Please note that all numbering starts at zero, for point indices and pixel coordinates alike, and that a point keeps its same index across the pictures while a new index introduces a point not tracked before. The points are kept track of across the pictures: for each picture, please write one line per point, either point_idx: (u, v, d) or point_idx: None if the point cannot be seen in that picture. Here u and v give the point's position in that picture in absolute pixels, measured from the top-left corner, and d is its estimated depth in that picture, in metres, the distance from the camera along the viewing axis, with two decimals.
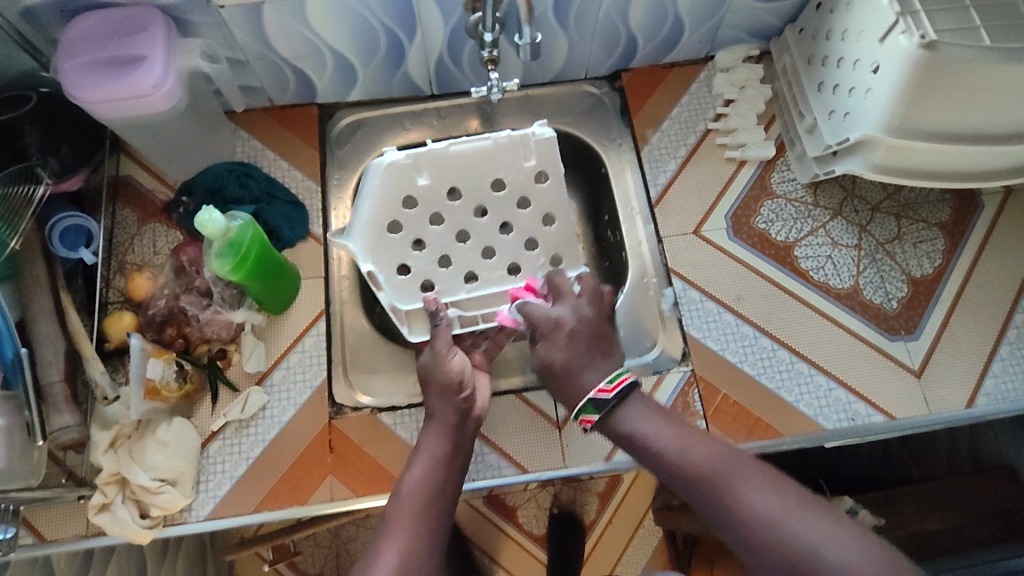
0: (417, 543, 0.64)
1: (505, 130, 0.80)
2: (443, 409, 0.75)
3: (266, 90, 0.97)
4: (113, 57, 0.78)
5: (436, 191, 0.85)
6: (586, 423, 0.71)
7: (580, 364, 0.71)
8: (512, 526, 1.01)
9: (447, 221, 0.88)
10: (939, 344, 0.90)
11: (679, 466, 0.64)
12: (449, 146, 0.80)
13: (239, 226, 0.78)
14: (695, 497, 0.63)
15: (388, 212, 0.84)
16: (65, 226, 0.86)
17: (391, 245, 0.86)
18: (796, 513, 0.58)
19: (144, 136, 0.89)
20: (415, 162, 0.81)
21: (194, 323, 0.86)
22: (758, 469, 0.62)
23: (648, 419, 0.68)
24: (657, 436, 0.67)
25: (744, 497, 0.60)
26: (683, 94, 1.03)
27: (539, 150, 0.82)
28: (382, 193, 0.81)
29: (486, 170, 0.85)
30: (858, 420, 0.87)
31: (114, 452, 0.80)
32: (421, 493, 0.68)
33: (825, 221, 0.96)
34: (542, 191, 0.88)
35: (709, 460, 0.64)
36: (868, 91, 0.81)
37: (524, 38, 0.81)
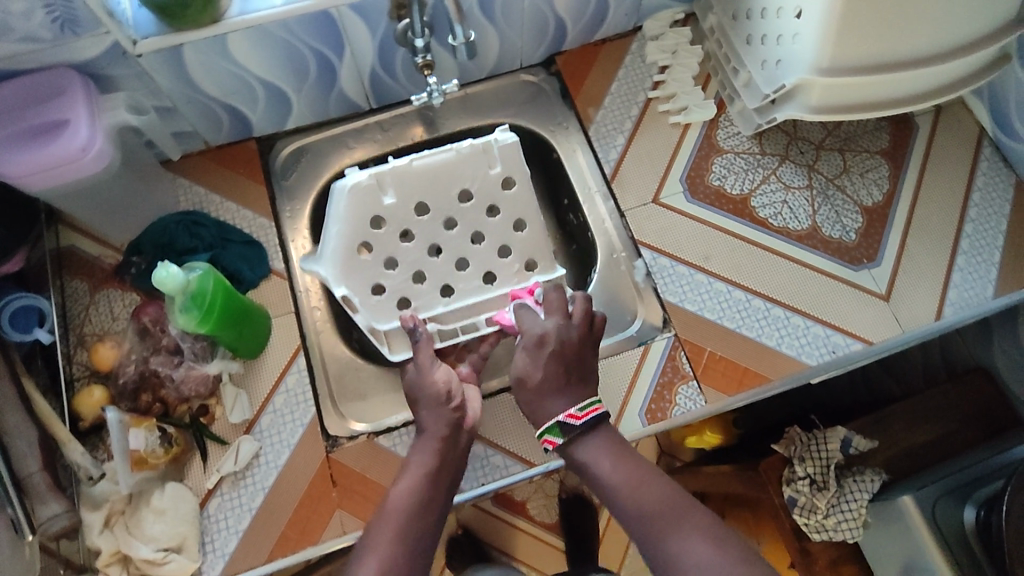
0: (396, 557, 0.63)
1: (466, 139, 0.83)
2: (433, 420, 0.74)
3: (200, 133, 0.94)
4: (37, 125, 0.75)
5: (404, 208, 0.85)
6: (549, 443, 0.71)
7: (550, 390, 0.71)
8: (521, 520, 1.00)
9: (418, 238, 0.86)
10: (900, 265, 0.94)
11: (624, 506, 0.65)
12: (410, 161, 0.82)
13: (199, 276, 0.75)
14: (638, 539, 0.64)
15: (358, 233, 0.84)
16: (15, 308, 0.84)
17: (364, 268, 0.86)
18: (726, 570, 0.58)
19: (80, 202, 0.85)
20: (377, 181, 0.82)
21: (169, 383, 0.83)
22: (694, 521, 0.62)
23: (605, 456, 0.68)
24: (609, 473, 0.67)
25: (681, 547, 0.60)
26: (619, 68, 1.05)
27: (503, 157, 0.84)
28: (350, 216, 0.83)
29: (452, 181, 0.85)
30: (839, 351, 0.89)
31: (110, 531, 0.77)
32: (405, 505, 0.67)
33: (775, 167, 0.99)
34: (512, 197, 0.87)
35: (657, 501, 0.64)
36: (796, 36, 0.84)
37: (458, 38, 0.82)
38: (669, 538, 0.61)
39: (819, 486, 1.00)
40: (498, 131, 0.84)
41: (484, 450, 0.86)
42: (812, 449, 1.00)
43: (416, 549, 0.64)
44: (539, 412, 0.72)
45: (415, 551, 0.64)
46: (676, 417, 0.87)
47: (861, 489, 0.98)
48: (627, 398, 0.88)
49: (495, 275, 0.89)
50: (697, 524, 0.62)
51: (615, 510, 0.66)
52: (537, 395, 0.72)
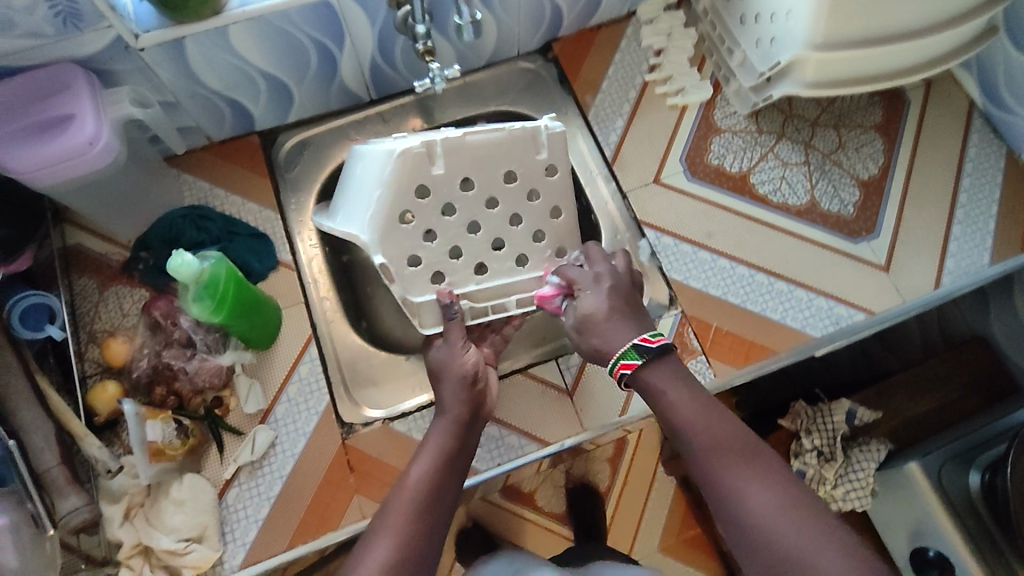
0: (410, 535, 0.63)
1: (519, 121, 0.82)
2: (454, 403, 0.76)
3: (203, 128, 0.95)
4: (42, 121, 0.75)
5: (449, 180, 0.83)
6: (625, 369, 0.71)
7: (618, 319, 0.75)
8: (529, 510, 1.01)
9: (459, 212, 0.85)
10: (898, 236, 0.96)
11: (697, 439, 0.67)
12: (463, 135, 0.81)
13: (211, 263, 0.76)
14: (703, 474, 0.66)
15: (399, 203, 0.82)
16: (25, 306, 0.83)
17: (401, 237, 0.84)
18: (785, 517, 0.59)
19: (87, 198, 0.85)
20: (428, 151, 0.81)
21: (182, 376, 0.83)
22: (760, 466, 0.63)
23: (676, 388, 0.70)
24: (682, 404, 0.69)
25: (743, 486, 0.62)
26: (615, 53, 1.06)
27: (550, 145, 0.85)
28: (394, 182, 0.81)
29: (499, 162, 0.84)
30: (841, 322, 0.91)
31: (130, 523, 0.78)
32: (422, 484, 0.68)
33: (772, 145, 1.01)
34: (553, 184, 0.88)
35: (729, 438, 0.66)
36: (789, 13, 0.85)
37: (466, 17, 0.85)
38: (732, 478, 0.63)
39: (826, 457, 1.01)
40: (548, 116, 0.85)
41: (498, 431, 0.86)
42: (819, 422, 1.02)
43: (430, 528, 0.65)
44: (611, 343, 0.73)
45: (430, 530, 0.65)
46: None
47: (867, 459, 1.00)
48: None
49: (528, 258, 0.89)
50: (764, 468, 0.63)
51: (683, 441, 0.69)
52: (606, 327, 0.74)
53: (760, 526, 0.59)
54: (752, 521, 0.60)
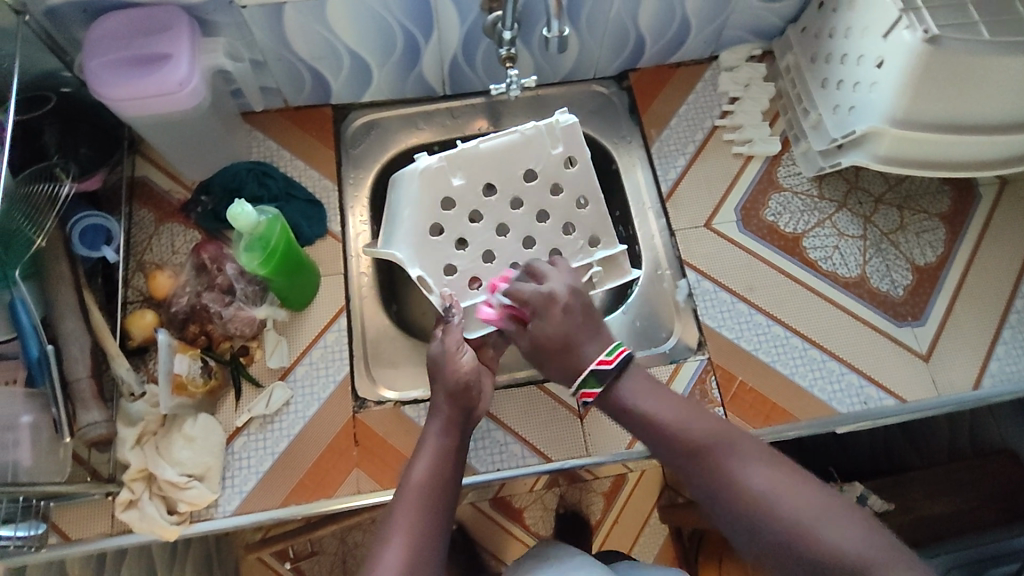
0: (417, 537, 0.65)
1: (530, 121, 0.84)
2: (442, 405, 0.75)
3: (282, 91, 0.99)
4: (142, 55, 0.80)
5: (471, 189, 0.88)
6: (587, 396, 0.74)
7: (580, 338, 0.74)
8: (518, 526, 1.14)
9: (486, 217, 0.91)
10: (945, 328, 0.93)
11: (675, 438, 0.67)
12: (478, 143, 0.85)
13: (267, 222, 0.79)
14: (688, 467, 0.65)
15: (430, 215, 0.88)
16: (85, 225, 0.88)
17: (435, 248, 0.90)
18: (792, 493, 0.59)
19: (164, 135, 0.89)
20: (448, 164, 0.85)
21: (217, 320, 0.86)
22: (749, 442, 0.64)
23: (649, 396, 0.70)
24: (657, 406, 0.69)
25: (737, 468, 0.62)
26: (689, 93, 1.07)
27: (565, 137, 0.87)
28: (421, 199, 0.86)
29: (519, 162, 0.88)
30: (870, 403, 0.89)
31: (140, 448, 0.80)
32: (425, 485, 0.69)
33: (831, 213, 0.99)
34: (574, 176, 0.91)
35: (705, 430, 0.66)
36: (873, 85, 0.85)
37: (552, 31, 0.82)
38: (729, 458, 0.63)
39: None
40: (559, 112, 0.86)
41: (504, 438, 0.87)
42: None
43: (440, 524, 0.68)
44: (571, 364, 0.74)
45: (435, 528, 0.67)
46: None
47: None
48: None
49: (563, 251, 0.93)
50: (756, 449, 0.64)
51: (660, 444, 0.68)
52: (563, 348, 0.74)
53: (761, 502, 0.59)
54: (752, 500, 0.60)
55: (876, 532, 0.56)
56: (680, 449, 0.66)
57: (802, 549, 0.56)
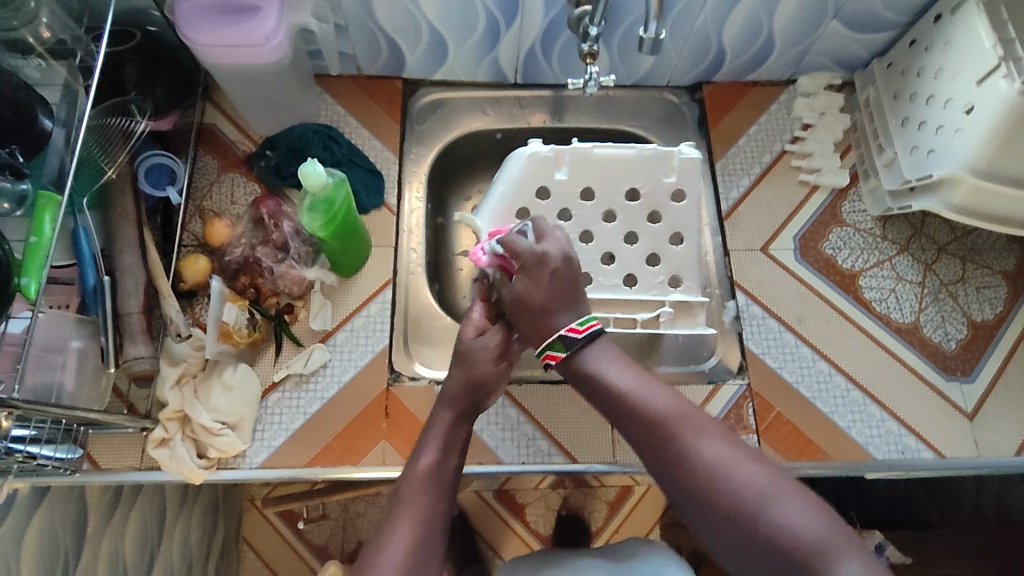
0: (424, 532, 0.66)
1: (650, 143, 0.87)
2: (455, 380, 0.77)
3: (357, 59, 1.00)
4: (233, 3, 0.80)
5: (571, 188, 0.90)
6: (552, 359, 0.73)
7: (554, 305, 0.73)
8: (518, 522, 1.20)
9: (574, 219, 0.90)
10: (994, 389, 0.91)
11: (636, 415, 0.67)
12: (592, 147, 0.87)
13: (333, 184, 0.78)
14: (645, 441, 0.66)
15: (521, 200, 0.89)
16: (151, 163, 0.90)
17: (512, 231, 0.89)
18: (739, 469, 0.61)
19: (240, 86, 0.90)
20: (558, 157, 0.88)
21: (267, 275, 0.86)
22: (708, 421, 0.65)
23: (615, 366, 0.71)
24: (621, 377, 0.69)
25: (692, 446, 0.63)
26: (762, 113, 1.05)
27: (682, 169, 0.88)
28: (518, 181, 0.88)
29: (624, 177, 0.89)
30: (908, 453, 0.87)
31: (179, 389, 0.81)
32: (431, 479, 0.70)
33: (892, 255, 0.97)
34: (679, 210, 0.89)
35: (662, 408, 0.66)
36: (958, 131, 0.83)
37: (648, 33, 0.80)
38: (686, 436, 0.64)
39: None
40: (683, 146, 0.88)
41: (533, 432, 0.87)
42: None
43: (437, 518, 0.68)
44: (540, 327, 0.73)
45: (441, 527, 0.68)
46: None
47: None
48: None
49: (637, 279, 0.91)
50: (716, 430, 0.65)
51: (618, 418, 0.69)
52: (542, 312, 0.73)
53: (712, 477, 0.61)
54: (705, 478, 0.61)
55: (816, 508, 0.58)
56: (640, 424, 0.67)
57: (743, 523, 0.58)
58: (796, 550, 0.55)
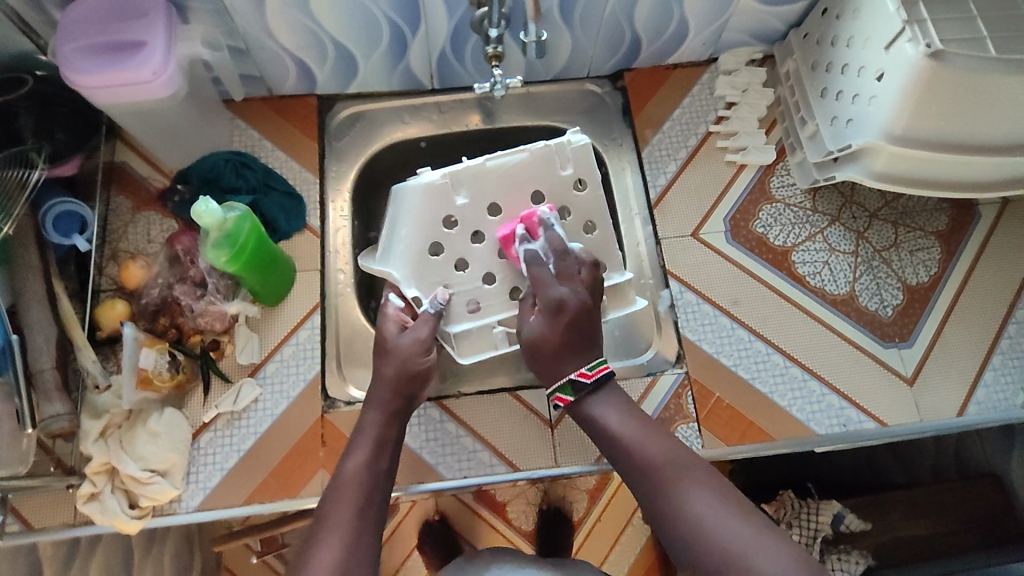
0: (351, 531, 0.67)
1: (539, 140, 0.81)
2: (383, 394, 0.76)
3: (265, 80, 0.97)
4: (115, 42, 0.77)
5: (477, 208, 0.83)
6: (560, 401, 0.76)
7: (568, 352, 0.75)
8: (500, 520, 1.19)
9: (490, 238, 0.85)
10: (932, 352, 0.90)
11: (631, 459, 0.72)
12: (484, 161, 0.81)
13: (236, 219, 0.76)
14: (643, 488, 0.71)
15: (430, 233, 0.82)
16: (58, 211, 0.86)
17: (433, 269, 0.83)
18: (727, 521, 0.66)
19: (139, 121, 0.87)
20: (452, 181, 0.81)
21: (187, 313, 0.84)
22: (697, 472, 0.70)
23: (616, 412, 0.75)
24: (624, 425, 0.74)
25: (686, 498, 0.68)
26: (685, 96, 1.03)
27: (576, 158, 0.83)
28: (421, 215, 0.82)
29: (523, 185, 0.84)
30: (849, 425, 0.87)
31: (104, 441, 0.78)
32: (360, 481, 0.70)
33: (823, 227, 0.96)
34: (581, 200, 0.85)
35: (662, 455, 0.71)
36: (872, 98, 0.81)
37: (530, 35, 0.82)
38: (678, 487, 0.69)
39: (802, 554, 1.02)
40: (572, 133, 0.83)
41: (473, 444, 0.86)
42: (803, 516, 1.02)
43: (370, 522, 0.69)
44: (553, 370, 0.76)
45: (371, 534, 0.68)
46: None
47: (844, 568, 1.01)
48: None
49: None
50: (702, 478, 0.70)
51: (621, 462, 0.73)
52: (554, 356, 0.75)
53: (703, 533, 0.65)
54: (699, 531, 0.66)
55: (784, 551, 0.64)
56: (637, 470, 0.72)
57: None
58: None
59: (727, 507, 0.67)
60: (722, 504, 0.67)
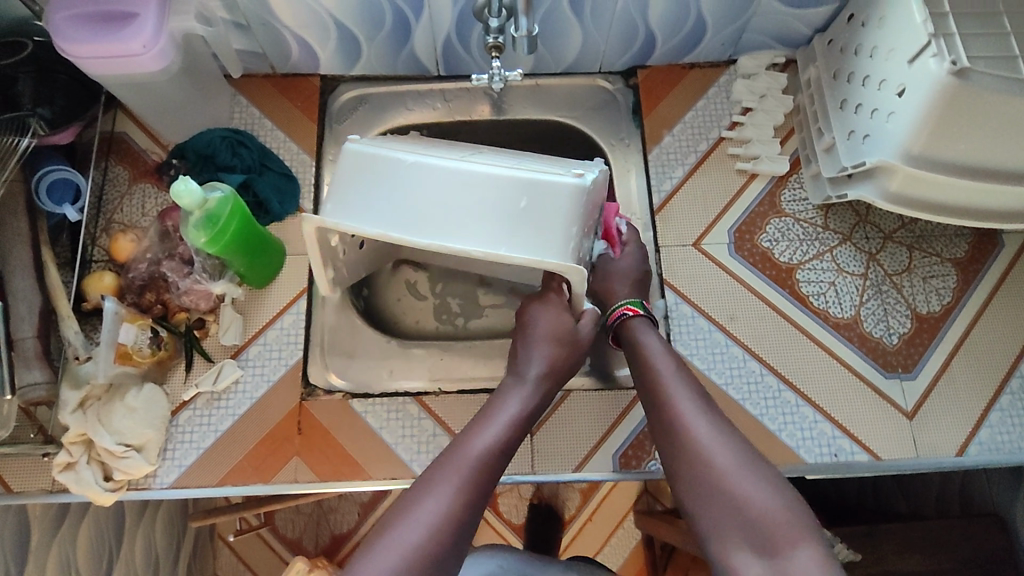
0: (462, 504, 0.62)
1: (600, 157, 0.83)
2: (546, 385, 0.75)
3: (268, 57, 0.95)
4: (108, 12, 0.76)
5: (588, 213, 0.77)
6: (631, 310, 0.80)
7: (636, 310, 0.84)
8: (493, 512, 1.24)
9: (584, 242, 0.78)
10: (937, 386, 0.85)
11: (648, 376, 0.71)
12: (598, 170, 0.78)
13: (220, 199, 0.75)
14: (650, 404, 0.70)
15: (579, 236, 0.73)
16: (53, 178, 0.87)
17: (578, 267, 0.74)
18: (720, 442, 0.63)
19: (135, 93, 0.86)
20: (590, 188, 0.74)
21: (173, 290, 0.84)
22: (705, 400, 0.68)
23: (659, 342, 0.75)
24: (657, 350, 0.73)
25: (686, 416, 0.66)
26: (700, 98, 0.99)
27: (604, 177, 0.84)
28: (574, 217, 0.72)
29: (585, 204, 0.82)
30: (841, 456, 0.82)
31: (81, 412, 0.79)
32: (486, 457, 0.66)
33: (833, 245, 0.92)
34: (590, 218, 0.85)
35: (672, 373, 0.71)
36: (891, 115, 0.77)
37: (519, 31, 0.77)
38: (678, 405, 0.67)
39: None
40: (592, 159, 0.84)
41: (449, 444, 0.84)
42: None
43: (480, 490, 0.64)
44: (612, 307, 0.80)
45: (480, 501, 0.64)
46: (650, 471, 0.82)
47: None
48: (598, 442, 0.84)
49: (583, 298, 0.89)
50: (709, 406, 0.67)
51: (638, 379, 0.73)
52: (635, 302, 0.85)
53: (691, 447, 0.63)
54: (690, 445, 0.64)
55: (773, 482, 0.60)
56: (648, 386, 0.71)
57: (715, 494, 0.60)
58: (760, 518, 0.57)
59: (724, 431, 0.64)
60: (722, 427, 0.64)
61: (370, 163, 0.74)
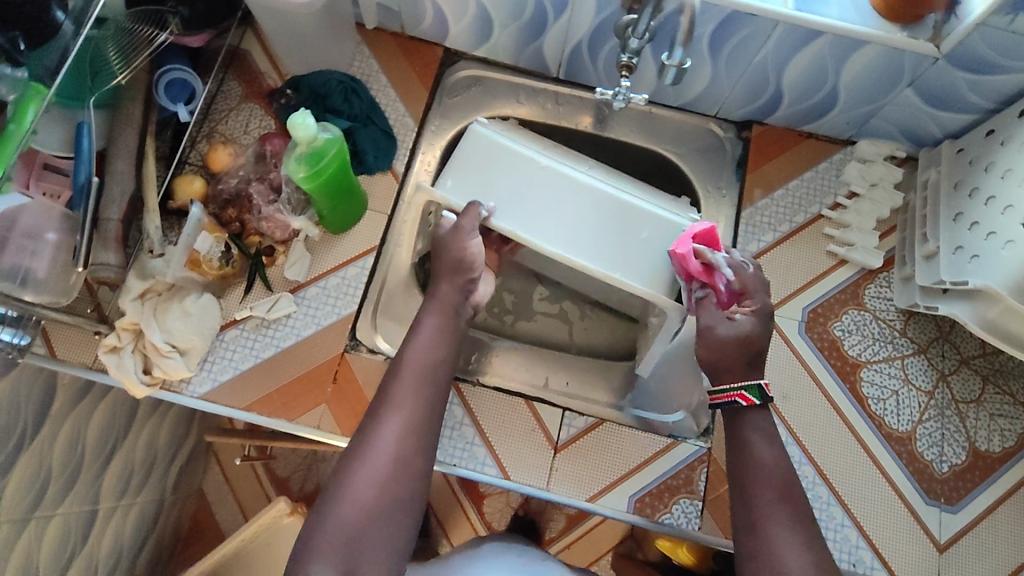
0: (414, 416, 0.67)
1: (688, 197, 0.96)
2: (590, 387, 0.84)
3: (401, 17, 0.97)
4: None
5: None
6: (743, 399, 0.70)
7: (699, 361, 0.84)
8: (476, 511, 1.22)
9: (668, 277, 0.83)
10: (976, 527, 0.82)
11: (745, 480, 0.68)
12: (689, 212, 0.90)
13: (326, 138, 0.77)
14: (740, 508, 0.67)
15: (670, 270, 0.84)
16: (173, 76, 0.88)
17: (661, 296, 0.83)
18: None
19: (271, 19, 0.88)
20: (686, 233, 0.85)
21: (254, 213, 0.86)
22: (802, 524, 0.64)
23: (767, 443, 0.69)
24: (763, 452, 0.68)
25: (777, 540, 0.63)
26: (808, 169, 0.97)
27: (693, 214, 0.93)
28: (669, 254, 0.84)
29: None
30: (859, 566, 0.80)
31: (140, 302, 0.81)
32: (420, 368, 0.70)
33: (905, 354, 0.89)
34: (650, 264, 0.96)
35: (774, 483, 0.67)
36: (1009, 243, 0.74)
37: (672, 59, 0.77)
38: (770, 525, 0.64)
39: None
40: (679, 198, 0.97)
41: (473, 437, 0.83)
42: None
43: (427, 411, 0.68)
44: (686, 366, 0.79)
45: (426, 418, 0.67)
46: (662, 523, 0.81)
47: None
48: (619, 478, 0.83)
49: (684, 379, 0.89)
50: (804, 530, 0.64)
51: (734, 475, 0.69)
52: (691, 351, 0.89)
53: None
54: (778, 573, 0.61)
55: None
56: (743, 489, 0.68)
57: None
58: None
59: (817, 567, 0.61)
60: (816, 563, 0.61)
61: (508, 158, 0.85)
